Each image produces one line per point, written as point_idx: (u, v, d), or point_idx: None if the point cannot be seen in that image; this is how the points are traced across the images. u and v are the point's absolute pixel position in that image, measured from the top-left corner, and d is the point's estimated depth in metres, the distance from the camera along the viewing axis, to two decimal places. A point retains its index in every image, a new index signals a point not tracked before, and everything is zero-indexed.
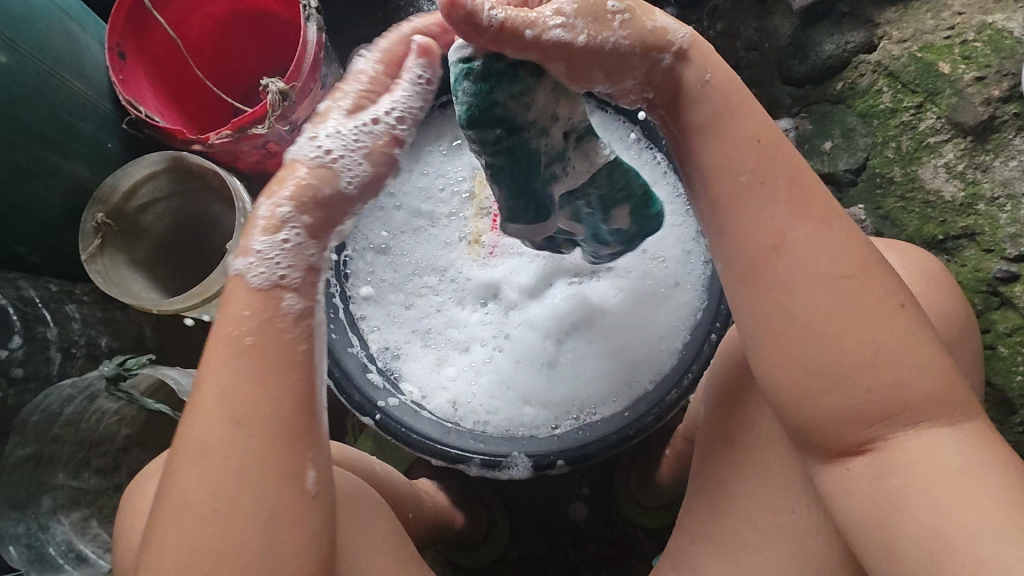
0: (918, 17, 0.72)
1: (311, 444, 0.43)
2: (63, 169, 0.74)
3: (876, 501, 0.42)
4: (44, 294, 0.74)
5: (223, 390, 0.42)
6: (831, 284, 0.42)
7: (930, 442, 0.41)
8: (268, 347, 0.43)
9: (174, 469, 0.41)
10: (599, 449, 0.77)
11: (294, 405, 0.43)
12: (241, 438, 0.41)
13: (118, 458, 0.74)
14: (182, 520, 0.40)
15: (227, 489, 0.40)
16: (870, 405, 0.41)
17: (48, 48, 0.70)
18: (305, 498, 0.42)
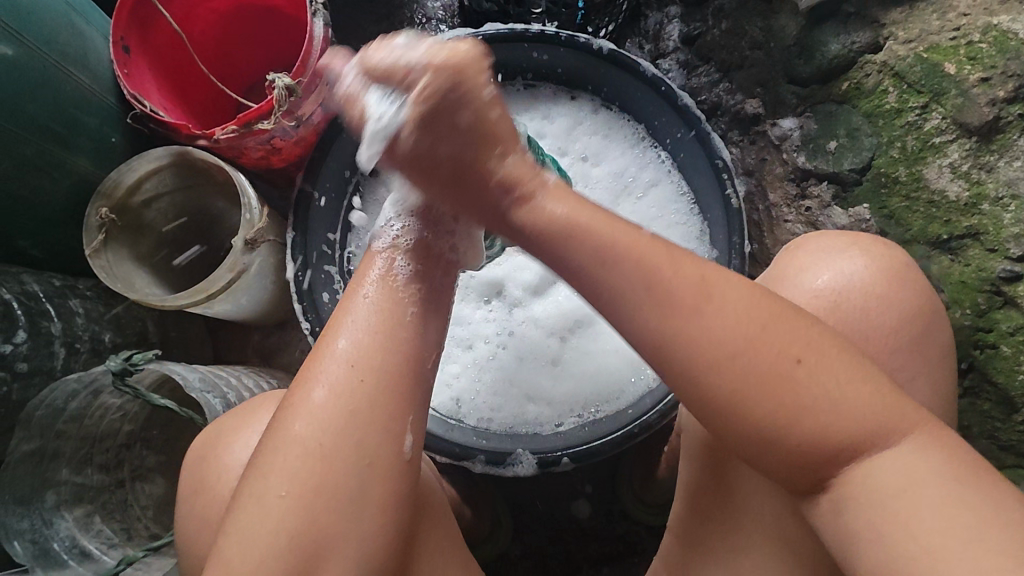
0: (924, 17, 0.73)
1: (411, 408, 0.47)
2: (68, 163, 0.73)
3: (849, 528, 0.42)
4: (48, 289, 0.74)
5: (347, 357, 0.47)
6: (735, 347, 0.42)
7: (882, 463, 0.41)
8: (387, 313, 0.49)
9: (288, 407, 0.46)
10: (603, 447, 0.77)
11: (397, 377, 0.47)
12: (353, 384, 0.46)
13: (121, 454, 0.76)
14: (295, 476, 0.44)
15: (336, 431, 0.45)
16: (832, 446, 0.41)
17: (53, 41, 0.70)
18: (399, 473, 0.45)
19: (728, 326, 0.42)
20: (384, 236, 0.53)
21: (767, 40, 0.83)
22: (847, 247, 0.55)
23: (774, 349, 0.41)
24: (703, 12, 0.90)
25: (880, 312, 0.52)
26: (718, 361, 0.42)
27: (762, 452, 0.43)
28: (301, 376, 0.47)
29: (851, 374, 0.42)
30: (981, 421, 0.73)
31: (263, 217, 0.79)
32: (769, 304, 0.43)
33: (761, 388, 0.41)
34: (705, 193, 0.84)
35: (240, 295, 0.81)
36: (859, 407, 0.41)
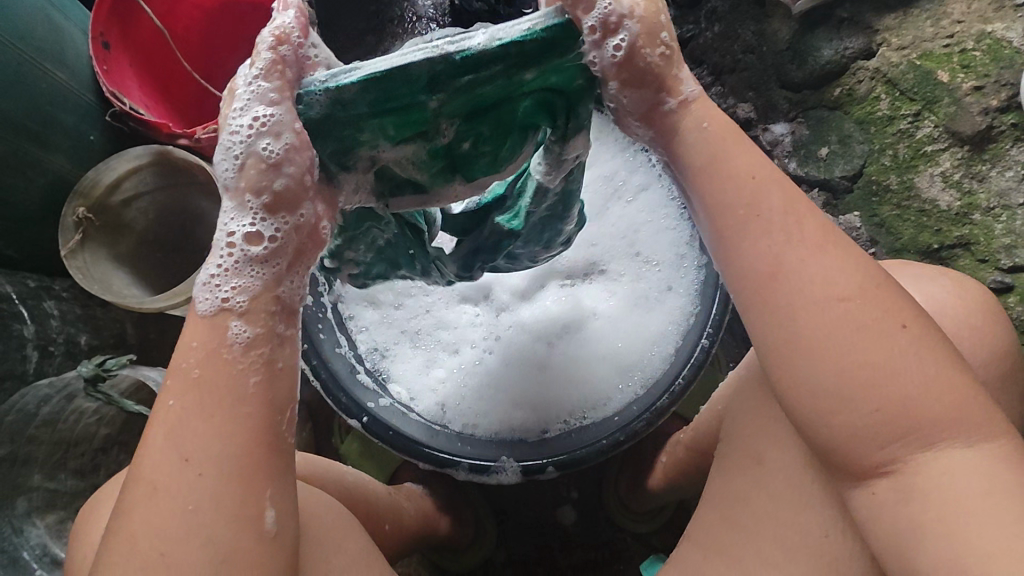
0: (917, 24, 0.72)
1: (272, 481, 0.39)
2: (44, 162, 0.72)
3: (895, 525, 0.37)
4: (22, 290, 0.72)
5: (171, 427, 0.39)
6: (831, 308, 0.38)
7: (949, 462, 0.36)
8: (212, 378, 0.39)
9: (125, 509, 0.38)
10: (587, 454, 0.76)
11: (249, 441, 0.39)
12: (189, 480, 0.38)
13: (98, 458, 0.73)
14: (130, 565, 0.37)
15: (175, 534, 0.37)
16: (890, 421, 0.37)
17: (28, 37, 0.68)
18: (265, 540, 0.39)
19: (812, 297, 0.38)
20: (207, 295, 0.40)
21: (759, 45, 0.82)
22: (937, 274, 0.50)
23: (875, 324, 0.38)
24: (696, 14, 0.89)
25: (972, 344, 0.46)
26: (809, 305, 0.38)
27: (815, 424, 0.39)
28: (135, 471, 0.39)
29: (943, 368, 0.37)
30: None
31: None
32: (879, 291, 0.39)
33: (822, 339, 0.38)
34: None
35: None
36: (927, 392, 0.37)
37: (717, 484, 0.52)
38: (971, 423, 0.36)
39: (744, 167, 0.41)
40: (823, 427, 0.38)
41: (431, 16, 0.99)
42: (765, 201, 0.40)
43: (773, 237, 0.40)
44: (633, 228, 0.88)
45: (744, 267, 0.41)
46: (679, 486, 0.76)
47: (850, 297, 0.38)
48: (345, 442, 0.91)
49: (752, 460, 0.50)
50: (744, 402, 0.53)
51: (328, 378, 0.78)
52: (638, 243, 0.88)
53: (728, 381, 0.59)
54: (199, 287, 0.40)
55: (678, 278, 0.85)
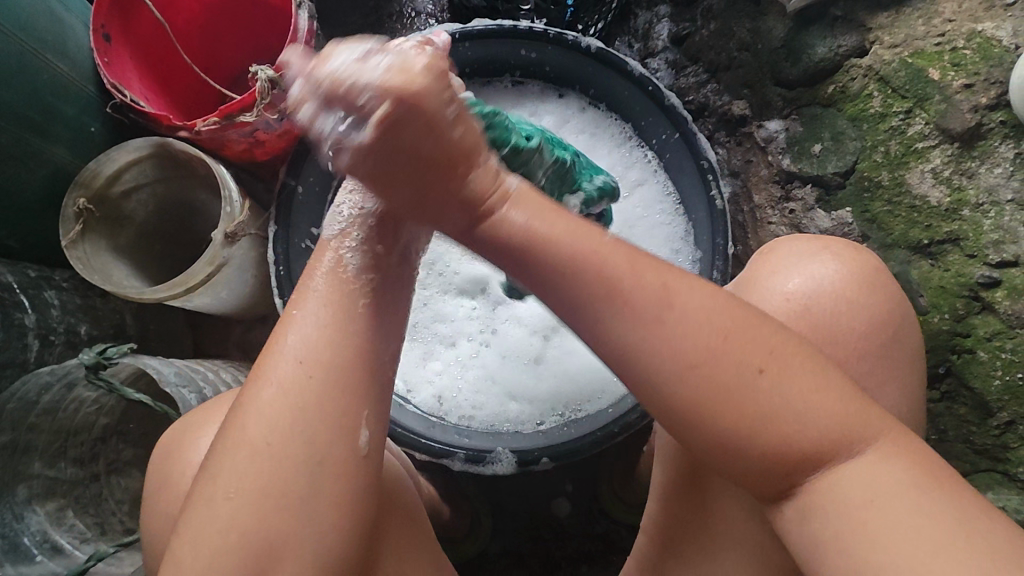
0: (909, 23, 0.73)
1: (368, 401, 0.44)
2: (46, 152, 0.72)
3: (815, 527, 0.39)
4: (22, 280, 0.73)
5: (295, 331, 0.44)
6: (695, 342, 0.39)
7: (848, 470, 0.39)
8: (336, 295, 0.46)
9: (236, 411, 0.43)
10: (583, 445, 0.77)
11: (354, 354, 0.44)
12: (303, 379, 0.43)
13: (97, 449, 0.75)
14: (239, 456, 0.41)
15: (286, 429, 0.42)
16: (796, 437, 0.39)
17: (30, 28, 0.68)
18: (359, 456, 0.43)
19: (687, 334, 0.39)
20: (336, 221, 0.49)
21: (754, 42, 0.84)
22: (820, 250, 0.53)
23: (746, 349, 0.39)
24: (692, 12, 0.90)
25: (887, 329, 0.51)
26: (695, 360, 0.39)
27: (720, 445, 0.40)
28: (253, 372, 0.44)
29: (830, 390, 0.39)
30: (957, 426, 0.73)
31: (245, 210, 0.78)
32: (736, 313, 0.40)
33: (715, 393, 0.39)
34: (691, 195, 0.84)
35: (220, 288, 0.80)
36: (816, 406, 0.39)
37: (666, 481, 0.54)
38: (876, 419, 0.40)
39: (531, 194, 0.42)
40: (734, 459, 0.40)
41: (430, 12, 1.00)
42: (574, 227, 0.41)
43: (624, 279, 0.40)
44: (628, 224, 0.88)
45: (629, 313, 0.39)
46: None
47: (733, 333, 0.39)
48: None
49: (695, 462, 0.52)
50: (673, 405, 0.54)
51: None
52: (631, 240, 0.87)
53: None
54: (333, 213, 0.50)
55: None
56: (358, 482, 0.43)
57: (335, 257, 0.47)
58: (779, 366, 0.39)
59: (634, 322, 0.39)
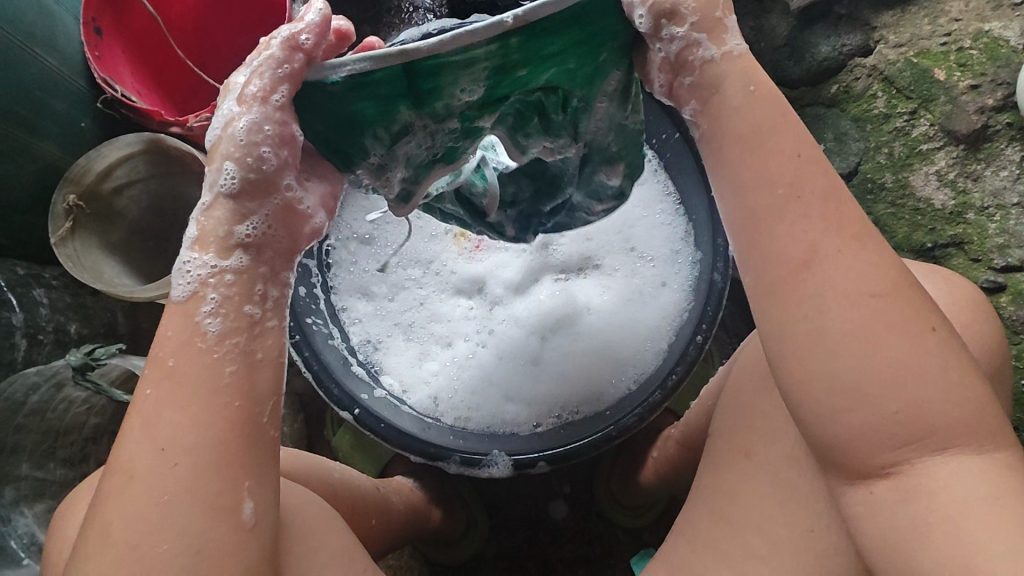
0: (914, 21, 0.72)
1: (250, 471, 0.40)
2: (34, 148, 0.71)
3: (896, 528, 0.38)
4: (11, 278, 0.72)
5: (148, 417, 0.39)
6: (861, 302, 0.38)
7: (957, 464, 0.37)
8: (186, 370, 0.40)
9: (99, 501, 0.39)
10: (582, 448, 0.75)
11: (221, 432, 0.39)
12: (164, 470, 0.38)
13: (87, 449, 0.72)
14: (101, 555, 0.37)
15: (152, 523, 0.37)
16: (900, 427, 0.37)
17: (18, 21, 0.67)
18: (241, 530, 0.39)
19: (842, 294, 0.38)
20: (181, 281, 0.41)
21: (756, 40, 0.80)
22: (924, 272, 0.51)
23: (898, 322, 0.38)
24: None
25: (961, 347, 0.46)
26: (842, 303, 0.38)
27: (825, 423, 0.39)
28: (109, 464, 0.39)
29: (961, 372, 0.38)
30: None
31: None
32: (908, 294, 0.39)
33: (844, 347, 0.38)
34: (691, 194, 0.82)
35: None
36: (944, 393, 0.37)
37: (705, 479, 0.52)
38: (964, 430, 0.37)
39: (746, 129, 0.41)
40: (836, 423, 0.38)
41: (428, 6, 0.97)
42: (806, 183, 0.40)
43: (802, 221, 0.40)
44: (628, 223, 0.88)
45: (772, 255, 0.40)
46: (671, 481, 0.76)
47: (898, 291, 0.39)
48: (337, 436, 0.91)
49: (736, 455, 0.50)
50: (739, 401, 0.52)
51: (319, 369, 0.77)
52: (631, 239, 0.87)
53: (718, 378, 0.62)
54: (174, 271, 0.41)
55: (672, 273, 0.84)
56: (244, 559, 0.39)
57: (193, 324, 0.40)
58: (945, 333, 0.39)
59: (819, 296, 0.38)
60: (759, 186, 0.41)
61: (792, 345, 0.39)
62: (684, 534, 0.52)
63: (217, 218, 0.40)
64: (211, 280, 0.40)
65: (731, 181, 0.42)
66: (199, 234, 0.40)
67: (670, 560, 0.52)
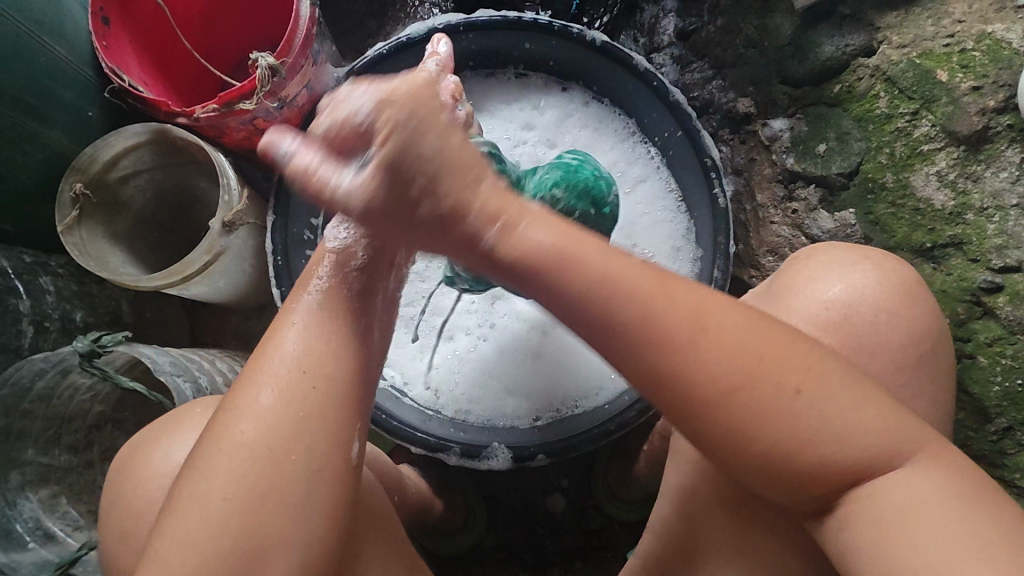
0: (919, 22, 0.72)
1: (361, 414, 0.48)
2: (42, 136, 0.72)
3: (846, 521, 0.42)
4: (18, 265, 0.72)
5: (295, 346, 0.47)
6: (730, 355, 0.40)
7: (902, 473, 0.41)
8: (332, 308, 0.49)
9: (236, 408, 0.45)
10: (581, 442, 0.77)
11: (351, 371, 0.48)
12: (304, 390, 0.45)
13: (91, 435, 0.74)
14: (235, 460, 0.43)
15: (283, 435, 0.44)
16: (801, 439, 0.40)
17: (28, 9, 0.67)
18: (349, 463, 0.46)
19: (720, 330, 0.40)
20: (333, 237, 0.51)
21: (761, 39, 0.82)
22: (861, 260, 0.54)
23: (783, 370, 0.40)
24: (699, 7, 0.89)
25: (892, 329, 0.52)
26: (723, 350, 0.40)
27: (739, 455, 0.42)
28: (246, 377, 0.47)
29: (880, 405, 0.42)
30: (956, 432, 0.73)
31: (242, 199, 0.77)
32: (795, 345, 0.41)
33: (757, 413, 0.40)
34: (693, 192, 0.83)
35: (217, 277, 0.79)
36: (853, 413, 0.41)
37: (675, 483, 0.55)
38: (881, 437, 0.41)
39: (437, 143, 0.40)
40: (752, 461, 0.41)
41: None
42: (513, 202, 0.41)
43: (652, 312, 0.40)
44: (631, 220, 0.87)
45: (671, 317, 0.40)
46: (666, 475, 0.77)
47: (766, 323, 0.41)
48: None
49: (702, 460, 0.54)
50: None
51: None
52: (635, 235, 0.86)
53: None
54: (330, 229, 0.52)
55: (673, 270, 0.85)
56: (345, 486, 0.45)
57: (337, 268, 0.50)
58: (820, 383, 0.41)
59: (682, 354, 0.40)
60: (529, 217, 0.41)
61: (692, 395, 0.40)
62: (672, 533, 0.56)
63: None
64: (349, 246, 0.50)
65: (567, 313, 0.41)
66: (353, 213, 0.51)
67: None
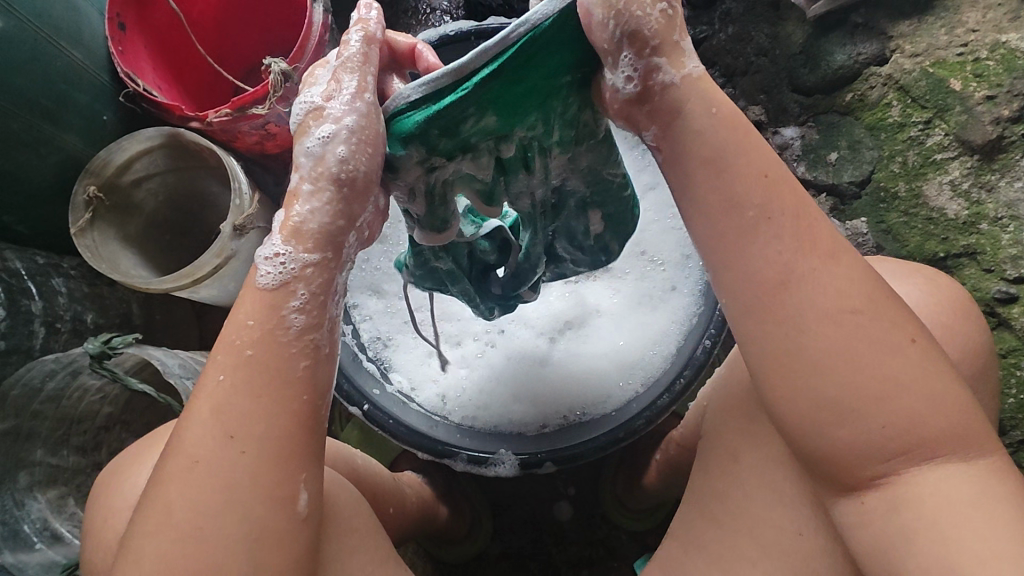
0: (931, 32, 0.72)
1: (307, 467, 0.42)
2: (57, 139, 0.72)
3: (886, 532, 0.40)
4: (31, 267, 0.73)
5: (217, 404, 0.41)
6: (842, 320, 0.40)
7: (943, 473, 0.39)
8: (267, 359, 0.42)
9: (162, 479, 0.41)
10: (587, 450, 0.76)
11: (285, 425, 0.42)
12: (230, 456, 0.40)
13: (100, 437, 0.75)
14: (161, 534, 0.39)
15: (214, 511, 0.40)
16: (883, 440, 0.39)
17: (45, 14, 0.68)
18: (295, 522, 0.41)
19: (822, 314, 0.40)
20: (267, 270, 0.42)
21: (773, 48, 0.82)
22: (912, 272, 0.52)
23: (885, 339, 0.40)
24: (710, 15, 0.88)
25: (949, 339, 0.48)
26: (826, 318, 0.40)
27: (809, 438, 0.41)
28: (174, 441, 0.41)
29: (944, 383, 0.40)
30: None
31: (254, 204, 0.77)
32: (888, 309, 0.41)
33: (859, 398, 0.39)
34: None
35: (227, 280, 0.79)
36: (931, 409, 0.39)
37: (698, 478, 0.54)
38: (949, 442, 0.39)
39: (757, 165, 0.42)
40: (831, 444, 0.40)
41: (445, 8, 0.99)
42: (778, 196, 0.42)
43: (780, 244, 0.41)
44: (639, 227, 0.88)
45: (750, 283, 0.42)
46: (674, 484, 0.76)
47: (866, 308, 0.40)
48: (345, 431, 0.92)
49: (725, 456, 0.51)
50: (735, 408, 0.52)
51: None
52: (642, 242, 0.87)
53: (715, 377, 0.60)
54: (260, 262, 0.42)
55: (682, 278, 0.84)
56: (297, 548, 0.42)
57: (274, 316, 0.42)
58: (928, 346, 0.41)
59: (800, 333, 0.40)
60: (731, 208, 0.42)
61: (804, 399, 0.41)
62: (681, 538, 0.53)
63: (315, 208, 0.42)
64: (300, 275, 0.42)
65: (699, 210, 0.43)
66: (292, 229, 0.42)
67: (663, 558, 0.54)
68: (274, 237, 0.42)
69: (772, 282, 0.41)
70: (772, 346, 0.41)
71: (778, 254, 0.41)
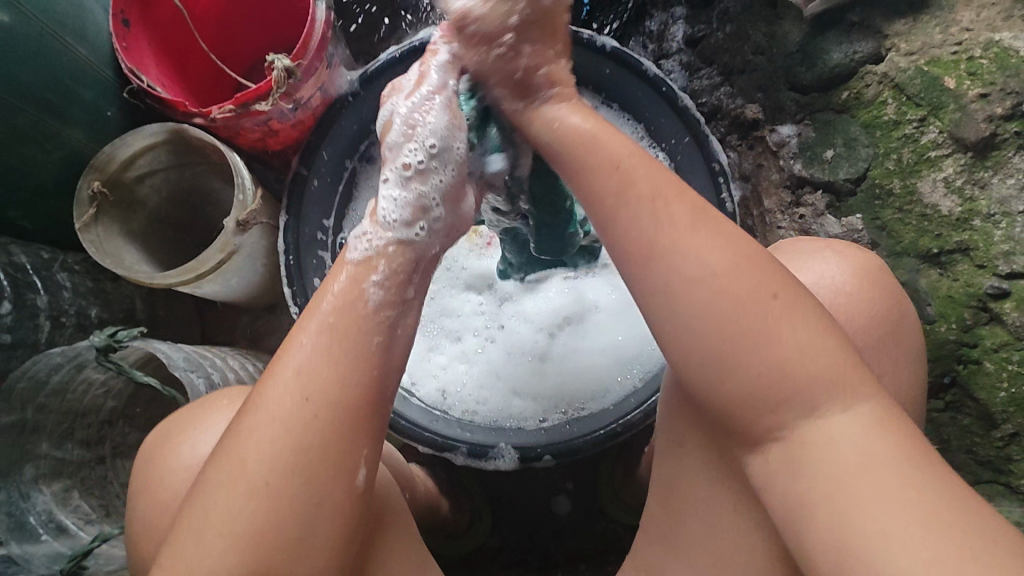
0: (926, 31, 0.73)
1: (369, 441, 0.44)
2: (62, 135, 0.73)
3: (790, 494, 0.41)
4: (35, 261, 0.73)
5: (299, 366, 0.43)
6: (703, 282, 0.42)
7: (836, 425, 0.40)
8: (345, 333, 0.44)
9: (238, 432, 0.43)
10: (584, 444, 0.76)
11: (356, 395, 0.43)
12: (307, 419, 0.42)
13: (103, 431, 0.76)
14: (234, 485, 0.41)
15: (285, 467, 0.41)
16: (762, 386, 0.41)
17: (51, 10, 0.69)
18: (350, 495, 0.43)
19: (691, 270, 0.42)
20: (361, 245, 0.47)
21: (770, 46, 0.83)
22: (823, 250, 0.56)
23: (744, 291, 0.42)
24: (708, 14, 0.90)
25: (851, 310, 0.52)
26: (695, 280, 0.42)
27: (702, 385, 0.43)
28: (255, 399, 0.43)
29: (818, 331, 0.41)
30: (961, 437, 0.73)
31: (257, 199, 0.78)
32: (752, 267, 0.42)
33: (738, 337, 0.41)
34: (702, 197, 0.83)
35: (230, 276, 0.80)
36: (802, 355, 0.40)
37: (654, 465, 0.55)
38: (834, 385, 0.40)
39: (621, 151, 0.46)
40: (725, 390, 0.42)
41: None
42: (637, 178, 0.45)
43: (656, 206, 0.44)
44: None
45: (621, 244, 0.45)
46: None
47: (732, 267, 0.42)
48: None
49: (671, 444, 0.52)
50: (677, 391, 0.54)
51: None
52: None
53: None
54: (357, 238, 0.48)
55: None
56: (346, 520, 0.43)
57: (352, 286, 0.46)
58: (793, 299, 0.42)
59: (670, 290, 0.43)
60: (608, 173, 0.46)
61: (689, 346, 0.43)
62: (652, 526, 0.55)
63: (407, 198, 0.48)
64: (383, 254, 0.47)
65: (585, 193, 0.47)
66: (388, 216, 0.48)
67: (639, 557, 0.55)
68: (372, 220, 0.48)
69: (644, 249, 0.44)
70: (669, 316, 0.43)
71: (651, 225, 0.44)
